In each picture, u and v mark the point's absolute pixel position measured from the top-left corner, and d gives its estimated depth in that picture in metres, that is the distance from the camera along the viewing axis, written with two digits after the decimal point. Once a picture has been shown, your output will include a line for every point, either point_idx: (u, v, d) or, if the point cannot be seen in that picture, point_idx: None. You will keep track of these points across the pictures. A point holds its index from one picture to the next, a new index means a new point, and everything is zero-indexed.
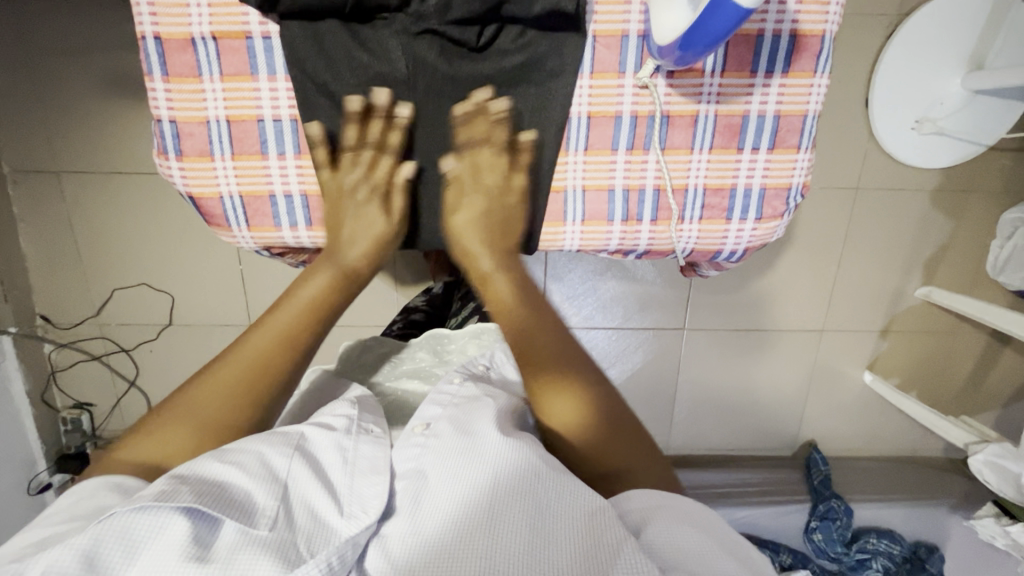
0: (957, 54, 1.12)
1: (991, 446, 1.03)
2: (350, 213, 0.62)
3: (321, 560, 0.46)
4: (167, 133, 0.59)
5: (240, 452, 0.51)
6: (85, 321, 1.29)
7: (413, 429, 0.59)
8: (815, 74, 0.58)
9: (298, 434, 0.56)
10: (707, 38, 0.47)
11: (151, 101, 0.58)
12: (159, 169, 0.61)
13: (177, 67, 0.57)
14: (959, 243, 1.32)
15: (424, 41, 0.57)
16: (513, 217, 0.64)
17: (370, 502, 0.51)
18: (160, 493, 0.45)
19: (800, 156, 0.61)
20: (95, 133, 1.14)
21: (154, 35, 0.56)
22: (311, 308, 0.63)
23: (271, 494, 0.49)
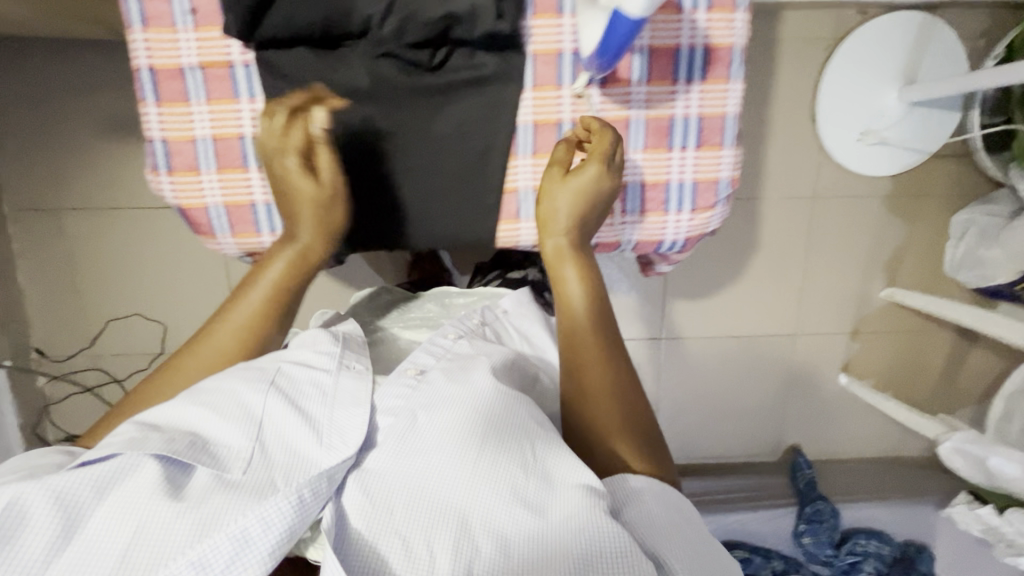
0: (891, 71, 1.21)
1: (959, 433, 1.06)
2: (296, 184, 0.63)
3: (293, 493, 0.48)
4: (158, 150, 0.65)
5: (217, 393, 0.55)
6: (79, 353, 1.32)
7: (406, 370, 0.61)
8: (729, 80, 0.66)
9: (274, 369, 0.58)
10: (614, 43, 0.56)
11: (144, 122, 0.65)
12: (150, 184, 0.67)
13: (169, 93, 0.64)
14: (916, 245, 1.39)
15: (384, 63, 0.64)
16: (597, 204, 0.66)
17: (349, 433, 0.54)
18: (131, 440, 0.50)
19: (725, 152, 0.68)
20: (93, 172, 1.22)
21: (148, 66, 0.63)
22: (276, 287, 0.63)
23: (245, 435, 0.53)
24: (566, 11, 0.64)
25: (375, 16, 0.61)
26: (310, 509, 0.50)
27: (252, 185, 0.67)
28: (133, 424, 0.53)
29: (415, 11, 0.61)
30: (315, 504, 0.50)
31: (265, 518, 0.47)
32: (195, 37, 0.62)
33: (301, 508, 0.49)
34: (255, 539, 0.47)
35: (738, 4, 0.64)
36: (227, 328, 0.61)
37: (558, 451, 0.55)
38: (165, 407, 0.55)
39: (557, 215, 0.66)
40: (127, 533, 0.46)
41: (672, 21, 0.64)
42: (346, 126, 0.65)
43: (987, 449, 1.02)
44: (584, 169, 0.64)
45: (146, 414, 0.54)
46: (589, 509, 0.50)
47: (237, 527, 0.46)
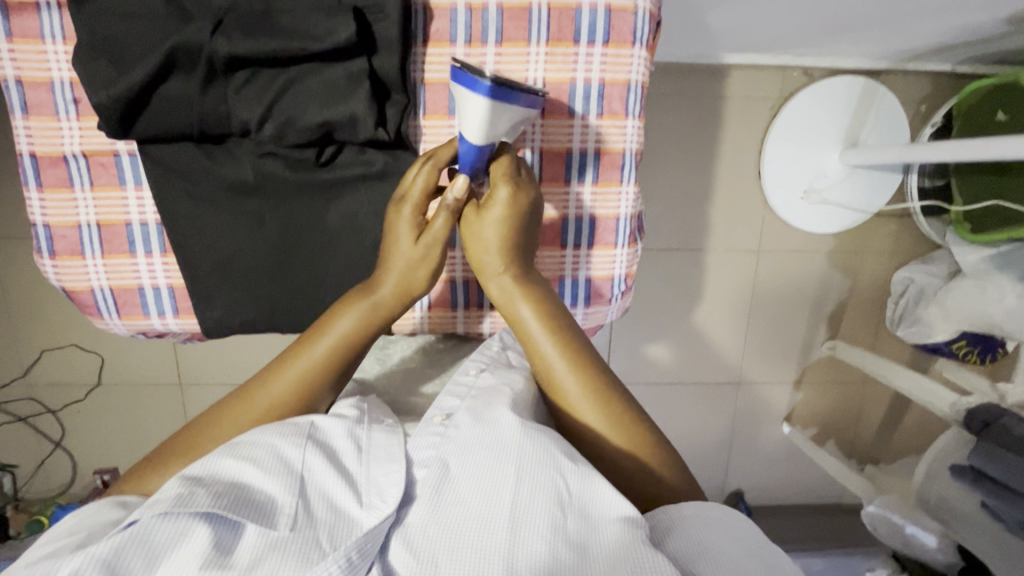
0: (834, 133, 1.24)
1: (884, 496, 1.10)
2: (395, 232, 0.65)
3: (341, 556, 0.51)
4: (41, 234, 0.65)
5: (254, 447, 0.57)
6: (13, 383, 1.30)
7: (432, 418, 0.66)
8: (621, 183, 0.69)
9: (308, 424, 0.61)
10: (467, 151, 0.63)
11: (27, 206, 0.64)
12: (36, 264, 0.67)
13: (51, 179, 0.63)
14: (858, 299, 1.42)
15: (268, 161, 0.64)
16: (528, 223, 0.66)
17: (387, 491, 0.57)
18: (179, 496, 0.50)
19: (617, 252, 0.71)
20: (29, 203, 1.20)
21: (30, 152, 0.63)
22: (335, 347, 0.65)
23: (289, 490, 0.54)
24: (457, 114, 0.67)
25: (253, 120, 0.60)
26: (357, 568, 0.52)
27: (141, 271, 0.67)
28: (177, 481, 0.53)
29: (294, 116, 0.60)
30: (362, 562, 0.52)
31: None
32: (77, 127, 0.62)
33: (349, 569, 0.51)
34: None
35: (628, 112, 0.68)
36: (291, 380, 0.64)
37: (591, 481, 0.56)
38: (213, 458, 0.56)
39: (484, 246, 0.66)
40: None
41: (563, 125, 0.68)
42: (232, 218, 0.65)
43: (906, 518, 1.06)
44: (495, 194, 0.64)
45: (192, 468, 0.54)
46: (630, 537, 0.51)
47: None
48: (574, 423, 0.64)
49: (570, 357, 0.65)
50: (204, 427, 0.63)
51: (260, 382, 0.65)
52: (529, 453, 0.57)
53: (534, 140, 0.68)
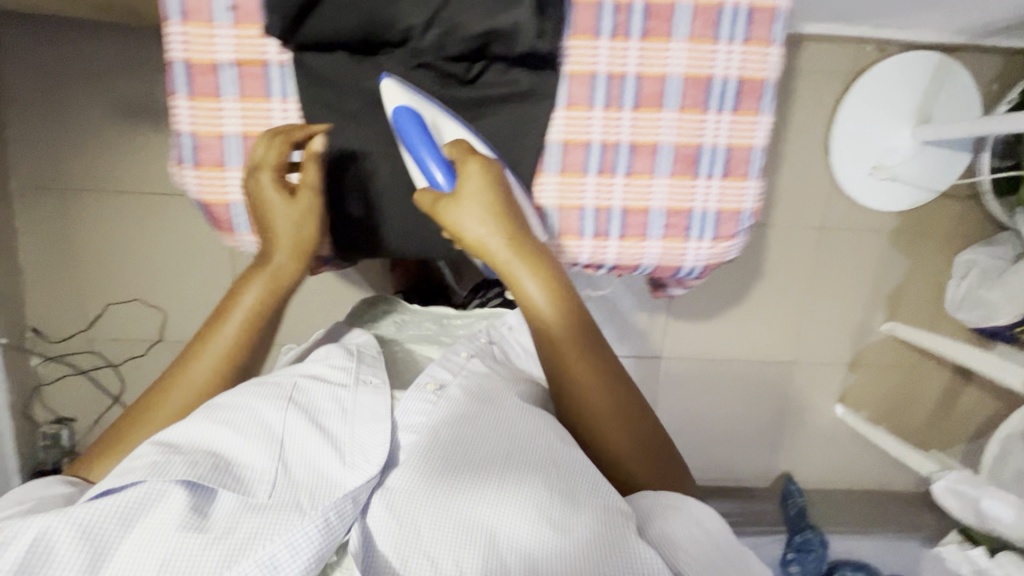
0: (905, 109, 1.23)
1: (953, 472, 1.06)
2: (269, 203, 0.64)
3: (318, 518, 0.49)
4: (185, 144, 0.65)
5: (234, 411, 0.57)
6: (75, 335, 1.31)
7: (425, 385, 0.62)
8: (759, 113, 0.64)
9: (291, 386, 0.61)
10: (434, 157, 0.61)
11: (173, 114, 0.64)
12: (174, 177, 0.67)
13: (202, 88, 0.63)
14: (919, 281, 1.40)
15: (419, 73, 0.62)
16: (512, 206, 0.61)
17: (372, 451, 0.56)
18: (155, 466, 0.51)
19: (749, 184, 0.66)
20: (103, 155, 1.21)
21: (183, 59, 0.62)
22: (258, 310, 0.64)
23: (268, 456, 0.54)
24: (603, 35, 0.61)
25: (418, 26, 0.59)
26: (335, 530, 0.51)
27: (279, 185, 0.67)
28: (156, 446, 0.53)
29: (457, 24, 0.59)
30: (340, 524, 0.51)
31: (291, 543, 0.48)
32: (231, 35, 0.62)
33: (327, 531, 0.50)
34: (282, 564, 0.48)
35: (774, 38, 0.62)
36: (220, 351, 0.62)
37: (575, 472, 0.56)
38: (186, 421, 0.56)
39: (476, 237, 0.60)
40: (155, 563, 0.47)
41: (707, 51, 0.61)
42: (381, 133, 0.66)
43: (980, 491, 1.02)
44: (462, 187, 0.60)
45: (169, 432, 0.55)
46: (606, 530, 0.51)
47: (265, 554, 0.47)
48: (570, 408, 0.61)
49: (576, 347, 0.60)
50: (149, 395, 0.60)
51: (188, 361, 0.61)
52: (512, 442, 0.57)
53: (677, 63, 0.62)
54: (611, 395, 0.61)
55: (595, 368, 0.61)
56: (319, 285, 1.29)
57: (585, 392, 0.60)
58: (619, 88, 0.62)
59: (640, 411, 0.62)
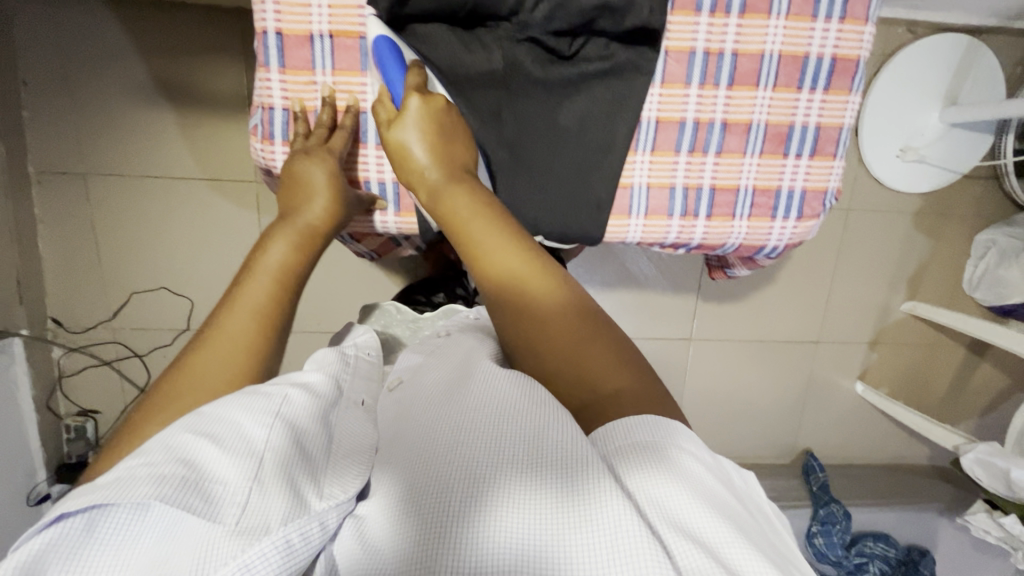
0: (936, 90, 1.24)
1: (981, 445, 1.10)
2: (308, 173, 0.59)
3: (281, 537, 0.35)
4: (276, 119, 0.62)
5: (216, 422, 0.41)
6: (100, 325, 1.27)
7: (390, 383, 0.59)
8: (851, 92, 0.64)
9: (281, 399, 0.46)
10: (390, 65, 0.56)
11: (264, 88, 0.61)
12: (260, 155, 0.64)
13: (294, 60, 0.60)
14: (938, 262, 1.44)
15: (523, 47, 0.61)
16: (451, 138, 0.57)
17: (349, 479, 0.43)
18: (118, 482, 0.36)
19: (836, 164, 0.66)
20: (128, 137, 1.18)
21: (275, 30, 0.59)
22: (277, 279, 0.53)
23: (244, 474, 0.38)
24: (705, 10, 0.61)
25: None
26: (298, 559, 0.36)
27: (368, 164, 0.65)
28: (121, 462, 0.38)
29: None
30: (305, 551, 0.36)
31: (248, 563, 0.33)
32: (327, 6, 0.59)
33: (289, 555, 0.35)
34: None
35: (870, 16, 0.62)
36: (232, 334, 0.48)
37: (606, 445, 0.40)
38: (165, 429, 0.41)
39: (414, 159, 0.56)
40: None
41: (805, 29, 0.61)
42: (471, 112, 0.60)
43: (1008, 461, 1.05)
44: (406, 107, 0.56)
45: (145, 443, 0.39)
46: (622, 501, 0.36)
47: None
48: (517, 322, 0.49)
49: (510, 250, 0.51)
50: (173, 374, 0.46)
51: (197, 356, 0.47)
52: (524, 444, 0.39)
53: (774, 41, 0.62)
54: (554, 303, 0.48)
55: (533, 280, 0.49)
56: (353, 271, 1.27)
57: (534, 315, 0.48)
58: (715, 66, 0.62)
59: (582, 313, 0.48)
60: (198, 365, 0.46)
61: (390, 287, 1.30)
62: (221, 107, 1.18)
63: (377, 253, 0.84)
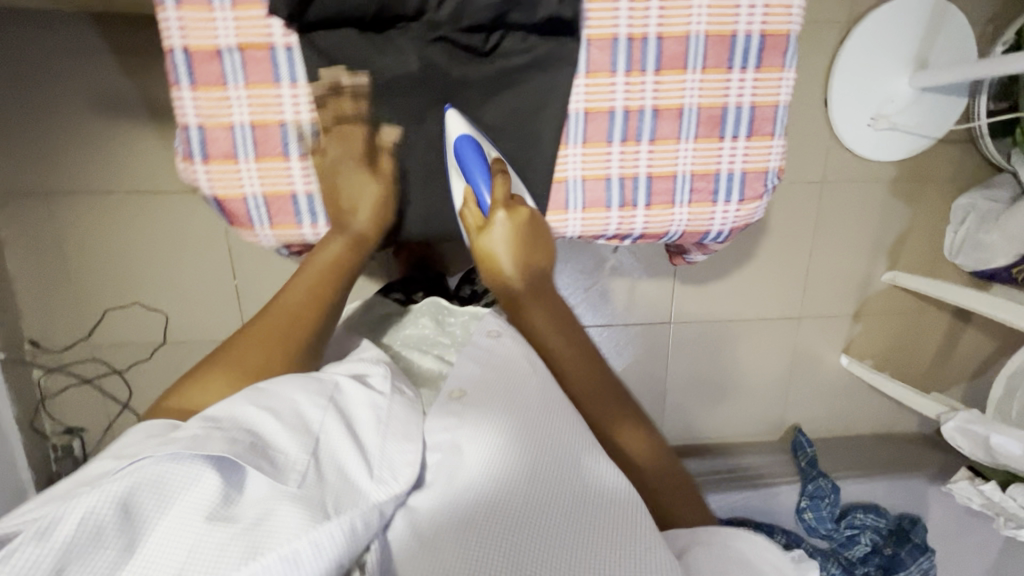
0: (905, 54, 1.21)
1: (961, 413, 1.09)
2: (350, 183, 0.65)
3: (345, 521, 0.46)
4: (193, 137, 0.62)
5: (275, 398, 0.52)
6: (77, 344, 1.28)
7: (449, 394, 0.59)
8: (783, 68, 0.65)
9: (332, 382, 0.56)
10: (477, 171, 0.64)
11: (177, 107, 0.61)
12: (184, 174, 0.64)
13: (205, 77, 0.60)
14: (918, 230, 1.42)
15: (437, 47, 0.63)
16: (536, 238, 0.66)
17: (399, 470, 0.51)
18: (196, 438, 0.46)
19: (774, 143, 0.68)
20: (86, 154, 1.17)
21: (182, 46, 0.59)
22: (333, 268, 0.65)
23: (303, 448, 0.49)
24: None
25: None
26: (360, 537, 0.47)
27: (294, 177, 0.65)
28: (197, 421, 0.49)
29: None
30: (364, 533, 0.47)
31: (317, 541, 0.43)
32: (232, 17, 0.59)
33: (352, 537, 0.46)
34: (309, 561, 0.43)
35: None
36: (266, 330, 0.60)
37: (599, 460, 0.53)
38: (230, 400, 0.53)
39: (500, 266, 0.66)
40: (182, 554, 0.42)
41: (730, 8, 0.62)
42: (397, 114, 0.65)
43: (988, 428, 1.04)
44: (493, 219, 0.64)
45: (212, 411, 0.51)
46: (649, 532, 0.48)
47: (291, 549, 0.42)
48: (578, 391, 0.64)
49: (574, 345, 0.66)
50: (231, 349, 0.58)
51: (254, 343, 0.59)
52: (552, 464, 0.51)
53: (699, 22, 0.62)
54: (614, 397, 0.64)
55: (592, 370, 0.65)
56: None
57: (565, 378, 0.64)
58: (640, 51, 0.63)
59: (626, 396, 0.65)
60: (256, 347, 0.58)
61: (363, 289, 1.29)
62: None
63: None
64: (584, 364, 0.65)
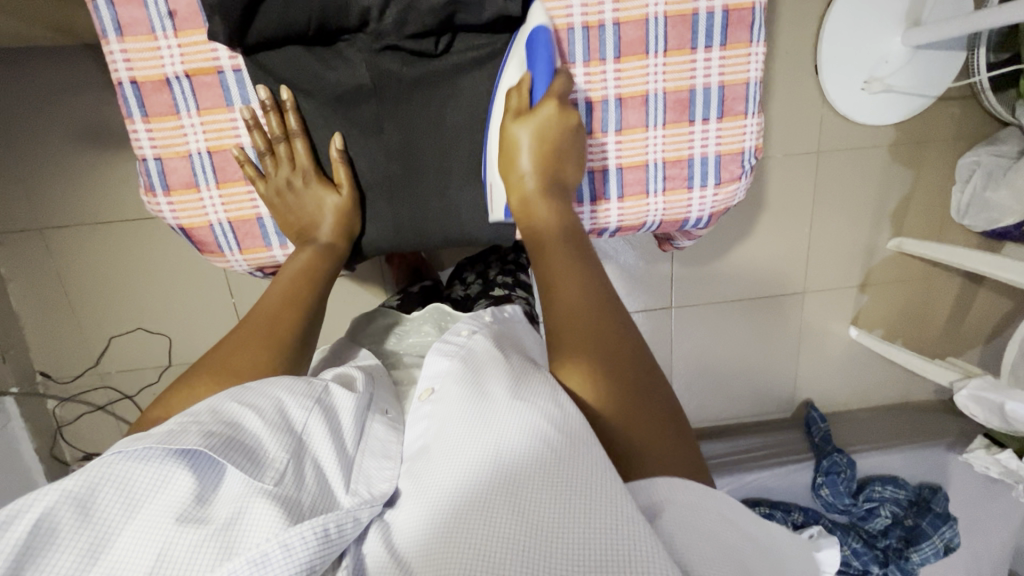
0: (896, 12, 1.16)
1: (974, 380, 1.07)
2: (306, 198, 0.65)
3: (318, 523, 0.43)
4: (152, 169, 0.64)
5: (260, 398, 0.51)
6: (86, 373, 1.30)
7: (420, 395, 0.58)
8: (751, 44, 0.64)
9: (320, 387, 0.56)
10: (541, 64, 0.61)
11: (134, 141, 0.63)
12: (148, 206, 0.66)
13: (156, 108, 0.62)
14: (922, 192, 1.38)
15: (386, 56, 0.62)
16: (564, 149, 0.62)
17: (377, 483, 0.51)
18: (169, 433, 0.45)
19: (748, 122, 0.67)
20: (74, 186, 1.18)
21: (130, 80, 0.60)
22: (301, 276, 0.64)
23: (281, 445, 0.48)
24: None
25: (374, 8, 0.58)
26: (335, 544, 0.44)
27: (257, 199, 0.67)
28: (175, 419, 0.48)
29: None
30: (339, 537, 0.45)
31: (287, 543, 0.41)
32: (176, 45, 0.60)
33: (326, 542, 0.44)
34: (276, 564, 0.41)
35: None
36: (251, 332, 0.58)
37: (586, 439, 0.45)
38: (213, 399, 0.51)
39: (518, 162, 0.62)
40: (150, 556, 0.41)
41: None
42: (354, 128, 0.65)
43: (1002, 395, 1.01)
44: (540, 109, 0.61)
45: (193, 407, 0.49)
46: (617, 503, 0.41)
47: (259, 551, 0.41)
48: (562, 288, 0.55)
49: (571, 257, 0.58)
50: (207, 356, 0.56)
51: (238, 344, 0.57)
52: (541, 457, 0.44)
53: (657, 5, 0.61)
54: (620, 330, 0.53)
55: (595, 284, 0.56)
56: None
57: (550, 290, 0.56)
58: (597, 40, 0.62)
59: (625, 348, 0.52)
60: (231, 357, 0.55)
61: (359, 297, 1.29)
62: None
63: None
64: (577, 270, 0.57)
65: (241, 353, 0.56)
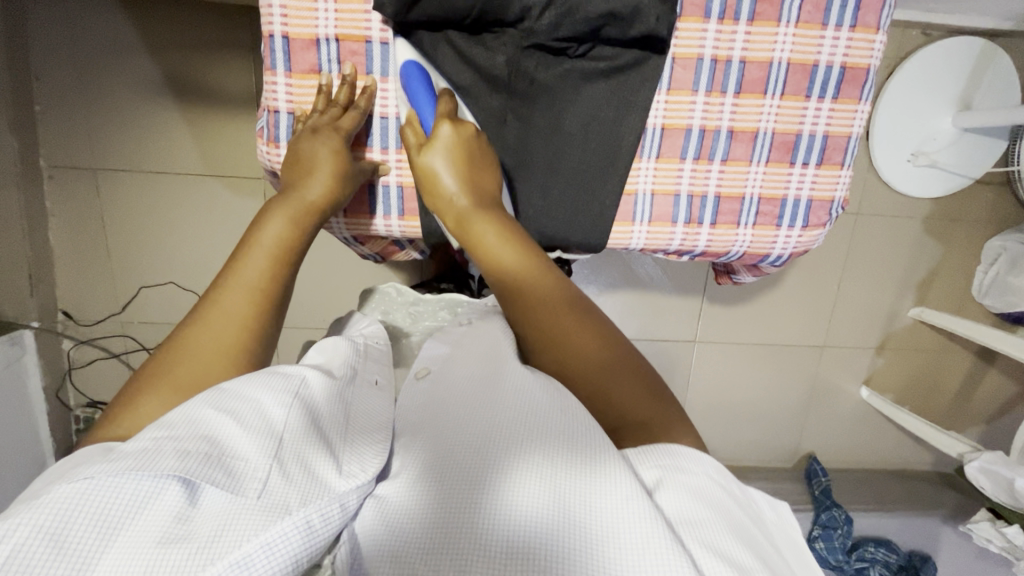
0: (951, 95, 1.22)
1: (986, 454, 1.09)
2: (314, 147, 0.63)
3: (302, 517, 0.38)
4: (282, 122, 0.67)
5: (239, 400, 0.44)
6: (109, 318, 1.29)
7: (417, 374, 0.58)
8: (859, 102, 0.68)
9: (300, 379, 0.49)
10: (421, 94, 0.63)
11: (270, 92, 0.66)
12: (265, 156, 0.68)
13: (300, 65, 0.65)
14: (947, 268, 1.43)
15: (529, 54, 0.65)
16: (477, 154, 0.63)
17: (370, 461, 0.45)
18: (144, 453, 0.39)
19: (842, 173, 0.71)
20: (136, 135, 1.19)
21: (282, 33, 0.63)
22: (272, 251, 0.57)
23: (264, 452, 0.41)
24: (713, 18, 0.65)
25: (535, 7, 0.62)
26: (319, 537, 0.39)
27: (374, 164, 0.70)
28: (146, 430, 0.41)
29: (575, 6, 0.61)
30: (324, 529, 0.40)
31: (270, 542, 0.36)
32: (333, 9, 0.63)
33: (309, 536, 0.39)
34: (260, 567, 0.36)
35: (880, 25, 0.66)
36: (221, 329, 0.52)
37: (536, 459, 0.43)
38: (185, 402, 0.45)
39: (444, 186, 0.62)
40: None
41: (815, 37, 0.66)
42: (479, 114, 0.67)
43: (1014, 471, 1.03)
44: (438, 133, 0.61)
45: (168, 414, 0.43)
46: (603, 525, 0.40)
47: (241, 553, 0.35)
48: (535, 322, 0.55)
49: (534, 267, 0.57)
50: (176, 340, 0.51)
51: (200, 325, 0.52)
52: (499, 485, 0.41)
53: (782, 50, 0.66)
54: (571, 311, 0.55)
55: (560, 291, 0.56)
56: (357, 269, 1.28)
57: (527, 305, 0.55)
58: (722, 73, 0.67)
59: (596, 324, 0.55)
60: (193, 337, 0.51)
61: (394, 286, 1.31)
62: (227, 103, 1.18)
63: (381, 255, 0.88)
64: (547, 277, 0.57)
65: (207, 332, 0.51)
